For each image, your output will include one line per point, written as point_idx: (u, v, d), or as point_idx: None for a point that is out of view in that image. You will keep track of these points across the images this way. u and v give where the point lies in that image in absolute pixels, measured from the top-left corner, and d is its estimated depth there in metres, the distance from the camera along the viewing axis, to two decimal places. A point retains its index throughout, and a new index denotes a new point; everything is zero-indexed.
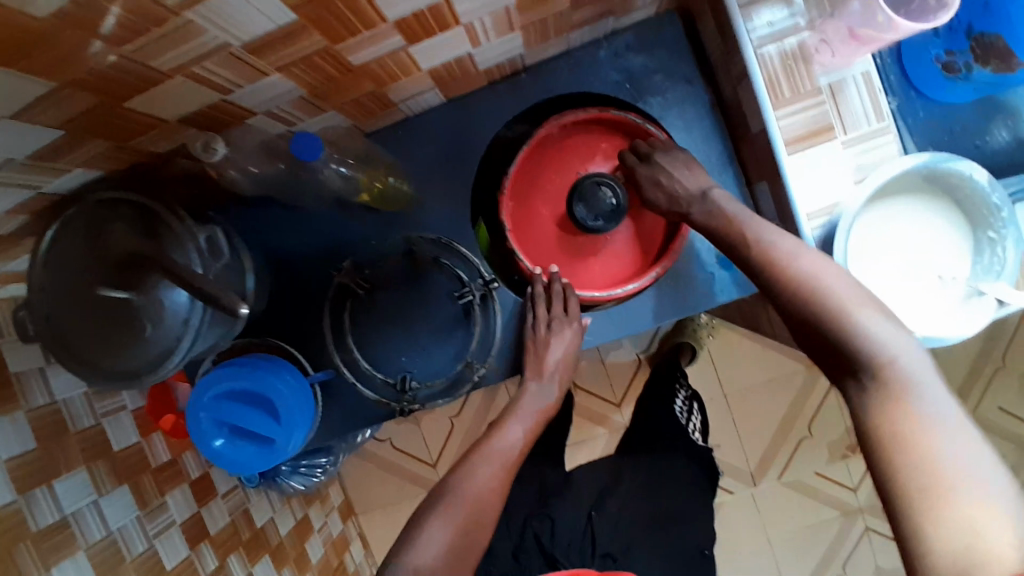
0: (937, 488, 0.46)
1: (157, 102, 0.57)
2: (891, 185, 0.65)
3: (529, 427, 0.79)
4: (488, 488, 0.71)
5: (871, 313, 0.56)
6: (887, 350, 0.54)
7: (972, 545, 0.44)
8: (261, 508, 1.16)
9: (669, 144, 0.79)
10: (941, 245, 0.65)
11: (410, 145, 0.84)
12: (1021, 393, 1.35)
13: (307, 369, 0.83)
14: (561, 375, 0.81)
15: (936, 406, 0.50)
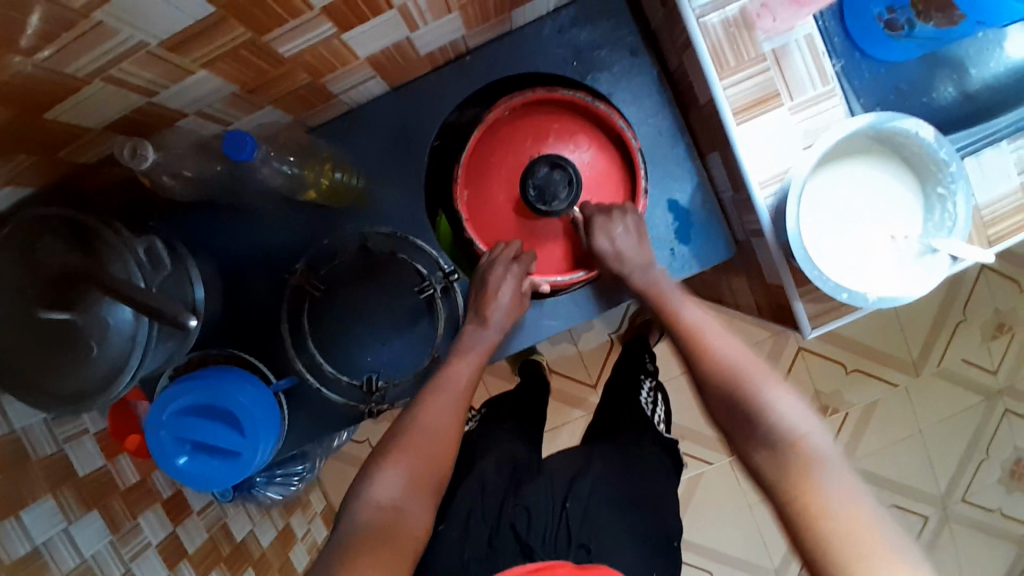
0: (856, 552, 0.52)
1: (76, 111, 0.54)
2: (839, 147, 0.65)
3: (472, 364, 0.73)
4: (439, 428, 0.67)
5: (782, 388, 0.62)
6: (803, 425, 0.60)
7: None
8: (240, 519, 1.14)
9: (620, 121, 0.77)
10: (893, 204, 0.66)
11: (358, 139, 0.81)
12: (983, 342, 1.39)
13: (268, 379, 0.80)
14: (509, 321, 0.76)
15: (849, 479, 0.56)
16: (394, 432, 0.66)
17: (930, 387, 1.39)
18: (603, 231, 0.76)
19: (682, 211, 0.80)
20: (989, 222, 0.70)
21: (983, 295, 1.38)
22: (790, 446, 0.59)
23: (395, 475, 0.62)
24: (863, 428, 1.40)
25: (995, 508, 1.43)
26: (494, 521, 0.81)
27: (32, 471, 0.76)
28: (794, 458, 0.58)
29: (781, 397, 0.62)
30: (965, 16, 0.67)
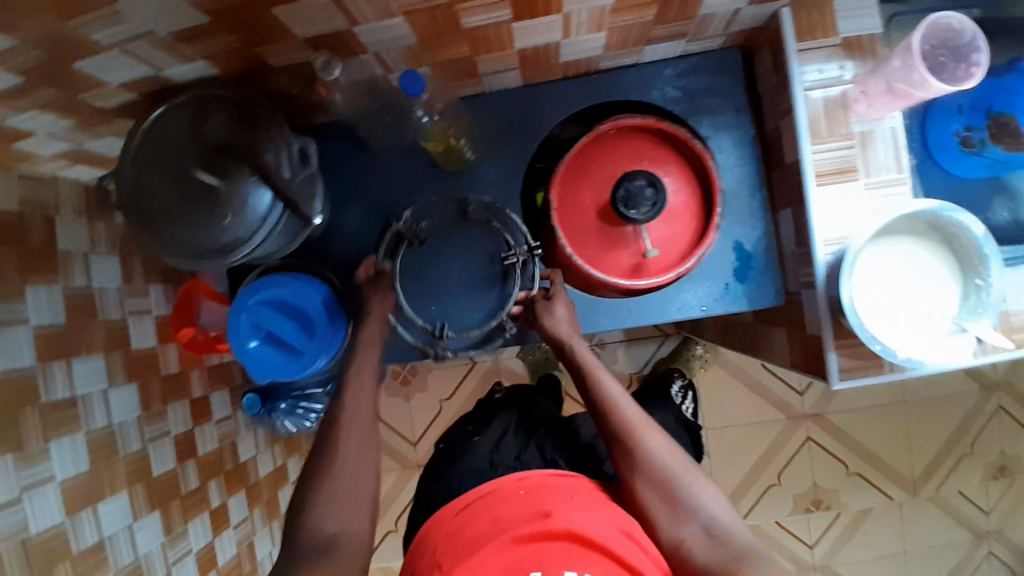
0: (659, 515, 0.69)
1: (293, 16, 0.66)
2: (901, 223, 0.74)
3: (375, 358, 0.81)
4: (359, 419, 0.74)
5: (656, 432, 0.74)
6: (686, 486, 0.69)
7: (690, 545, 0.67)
8: (248, 443, 1.19)
9: (710, 161, 0.87)
10: (938, 285, 0.74)
11: (480, 119, 0.92)
12: (984, 480, 1.42)
13: (343, 300, 0.89)
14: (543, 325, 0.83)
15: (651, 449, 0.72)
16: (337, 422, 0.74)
17: (921, 509, 1.43)
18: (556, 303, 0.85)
19: (745, 254, 0.89)
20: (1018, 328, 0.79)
21: (993, 436, 1.42)
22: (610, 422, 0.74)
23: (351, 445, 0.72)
24: (847, 532, 1.43)
25: None
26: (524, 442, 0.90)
27: (94, 326, 0.85)
28: (673, 510, 0.69)
29: (605, 385, 0.77)
30: None
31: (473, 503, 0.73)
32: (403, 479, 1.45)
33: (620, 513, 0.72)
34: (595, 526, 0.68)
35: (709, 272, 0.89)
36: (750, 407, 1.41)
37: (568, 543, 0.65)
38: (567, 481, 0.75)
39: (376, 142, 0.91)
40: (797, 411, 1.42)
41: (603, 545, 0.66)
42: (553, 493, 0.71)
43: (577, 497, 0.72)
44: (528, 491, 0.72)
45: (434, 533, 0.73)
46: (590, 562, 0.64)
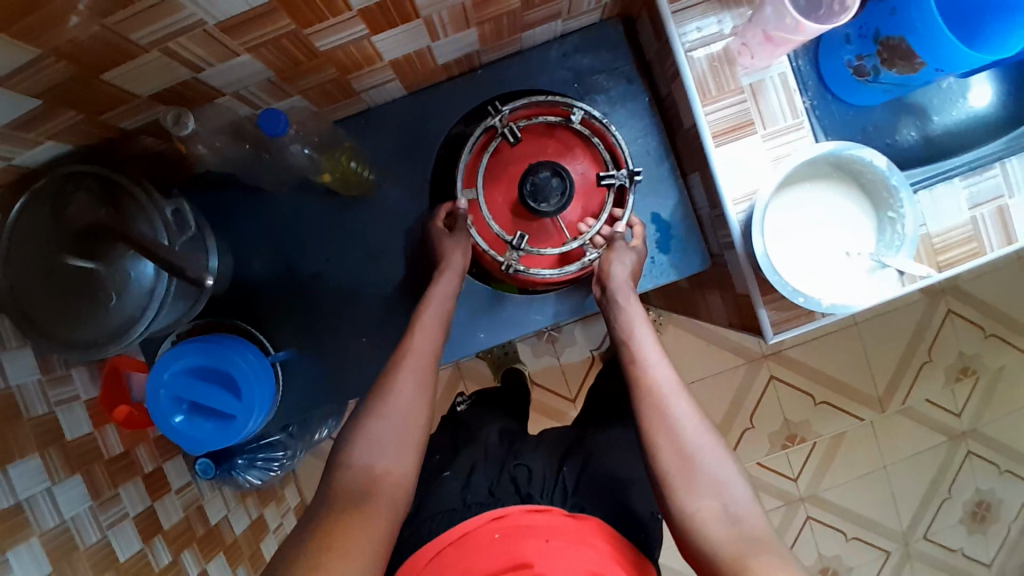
0: (684, 467, 0.62)
1: (133, 76, 0.61)
2: (810, 166, 0.72)
3: (437, 323, 0.73)
4: (417, 405, 0.66)
5: (685, 398, 0.67)
6: (698, 448, 0.63)
7: (710, 503, 0.60)
8: (216, 504, 1.14)
9: (613, 138, 0.84)
10: (850, 224, 0.73)
11: (372, 135, 0.88)
12: (947, 384, 1.46)
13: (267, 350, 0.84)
14: (623, 288, 0.77)
15: (678, 402, 0.66)
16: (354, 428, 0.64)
17: (893, 423, 1.46)
18: (615, 253, 0.79)
19: (663, 224, 0.86)
20: (940, 250, 0.79)
21: (948, 340, 1.45)
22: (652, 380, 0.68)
23: (400, 452, 0.63)
24: (828, 458, 1.46)
25: (957, 548, 1.50)
26: (488, 479, 0.82)
27: (21, 428, 0.79)
28: (683, 463, 0.62)
29: (644, 336, 0.72)
30: (924, 64, 0.78)
31: (446, 550, 0.68)
32: None
33: (599, 555, 0.67)
34: (573, 568, 0.64)
35: None
36: (710, 361, 1.42)
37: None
38: (545, 519, 0.71)
39: (269, 180, 0.85)
40: (757, 354, 1.43)
41: None
42: (527, 539, 0.66)
43: (556, 540, 0.67)
44: (504, 536, 0.68)
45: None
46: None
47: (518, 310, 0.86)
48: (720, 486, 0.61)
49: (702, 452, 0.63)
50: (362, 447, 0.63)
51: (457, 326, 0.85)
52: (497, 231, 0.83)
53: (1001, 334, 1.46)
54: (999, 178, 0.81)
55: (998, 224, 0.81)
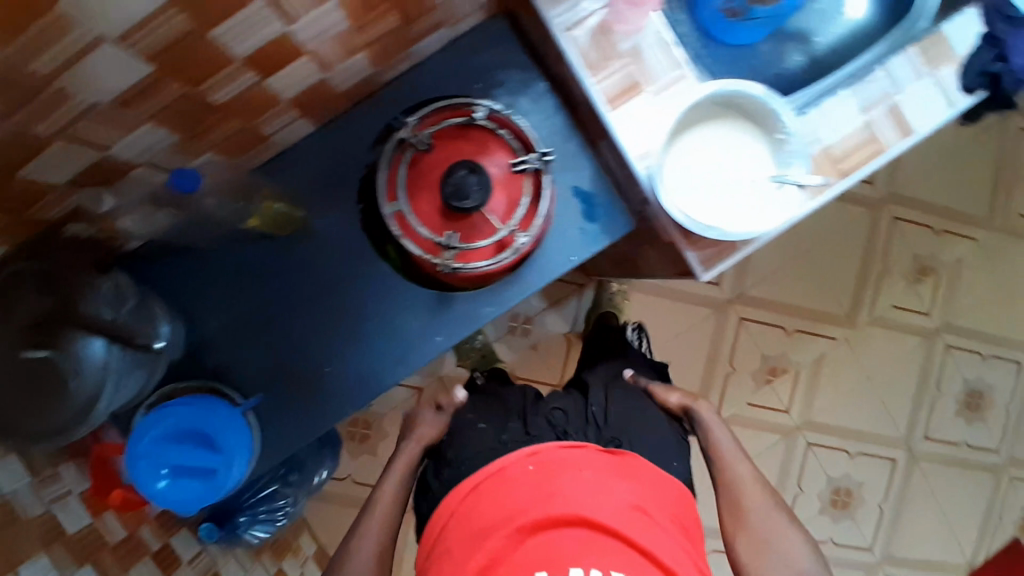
0: (744, 518, 0.79)
1: (44, 167, 0.64)
2: (697, 109, 0.78)
3: (405, 477, 0.86)
4: (378, 546, 0.80)
5: (748, 468, 0.83)
6: (757, 506, 0.79)
7: (770, 540, 0.77)
8: (231, 565, 1.15)
9: (520, 126, 0.87)
10: (749, 154, 0.78)
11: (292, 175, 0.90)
12: (909, 286, 1.51)
13: (235, 399, 0.84)
14: (701, 414, 0.90)
15: (739, 464, 0.84)
16: (343, 557, 0.79)
17: (866, 336, 1.50)
18: None
19: (585, 194, 0.90)
20: (841, 158, 0.83)
21: (900, 245, 1.50)
22: (726, 473, 0.83)
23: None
24: (813, 383, 1.49)
25: (958, 440, 1.55)
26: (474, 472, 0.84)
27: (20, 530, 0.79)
28: (755, 533, 0.77)
29: (719, 431, 0.88)
30: None
31: (482, 484, 0.75)
32: None
33: (636, 485, 0.74)
34: (609, 509, 0.69)
35: (558, 229, 0.90)
36: (680, 318, 1.45)
37: (578, 530, 0.67)
38: (576, 451, 0.76)
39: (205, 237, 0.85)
40: (723, 300, 1.46)
41: (622, 529, 0.68)
42: (562, 473, 0.73)
43: (589, 470, 0.73)
44: (537, 467, 0.74)
45: (439, 514, 0.76)
46: (616, 548, 0.66)
47: (465, 308, 0.88)
48: (777, 540, 0.77)
49: (764, 511, 0.79)
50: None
51: (412, 334, 0.87)
52: (427, 235, 0.83)
53: (949, 228, 1.52)
54: (884, 78, 0.85)
55: (893, 120, 0.84)
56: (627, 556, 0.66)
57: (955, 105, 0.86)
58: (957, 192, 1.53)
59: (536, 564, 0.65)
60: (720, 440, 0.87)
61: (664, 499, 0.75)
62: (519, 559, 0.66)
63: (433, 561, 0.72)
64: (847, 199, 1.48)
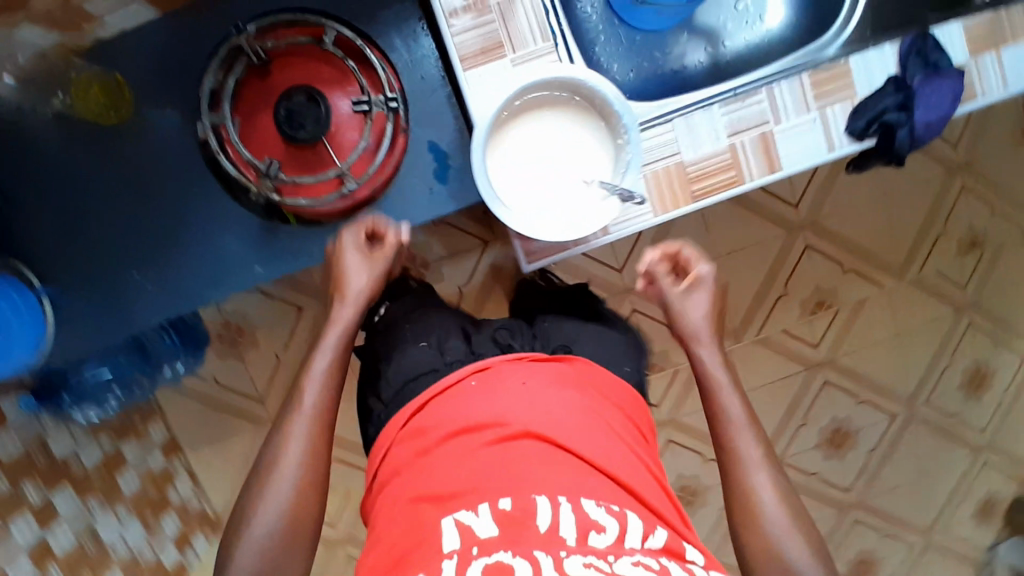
0: (738, 473, 0.71)
1: None
2: (543, 84, 0.76)
3: (326, 390, 0.72)
4: (305, 459, 0.68)
5: (750, 435, 0.73)
6: (749, 462, 0.71)
7: (761, 500, 0.69)
8: (61, 438, 1.14)
9: (377, 60, 0.82)
10: (580, 146, 0.79)
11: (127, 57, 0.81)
12: (804, 316, 1.52)
13: (31, 282, 0.82)
14: (703, 332, 0.81)
15: (727, 401, 0.75)
16: (253, 500, 0.66)
17: (748, 353, 1.51)
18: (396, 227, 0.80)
19: (441, 154, 0.84)
20: (695, 178, 0.80)
21: (805, 273, 1.50)
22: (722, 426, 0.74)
23: (305, 517, 0.66)
24: (689, 386, 1.49)
25: (813, 471, 1.60)
26: None
27: None
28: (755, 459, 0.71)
29: (713, 364, 0.79)
30: None
31: (425, 406, 0.71)
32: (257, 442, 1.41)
33: (587, 400, 0.70)
34: (562, 424, 0.65)
35: (404, 183, 0.85)
36: None
37: (536, 444, 0.63)
38: (522, 364, 0.72)
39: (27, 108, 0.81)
40: (621, 288, 1.43)
41: (568, 446, 0.63)
42: (505, 383, 0.69)
43: (530, 380, 0.70)
44: (479, 380, 0.70)
45: (388, 429, 0.72)
46: (563, 459, 0.62)
47: (287, 244, 0.84)
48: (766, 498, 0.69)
49: (753, 469, 0.71)
50: (257, 505, 0.65)
51: (232, 257, 0.84)
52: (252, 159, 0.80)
53: (858, 269, 1.51)
54: (764, 103, 0.81)
55: (761, 152, 0.81)
56: (590, 472, 0.61)
57: (836, 150, 0.82)
58: (879, 234, 1.51)
59: (497, 481, 0.59)
60: (704, 356, 0.80)
61: (613, 403, 0.73)
62: (477, 470, 0.60)
63: (379, 485, 0.68)
64: (765, 216, 1.46)
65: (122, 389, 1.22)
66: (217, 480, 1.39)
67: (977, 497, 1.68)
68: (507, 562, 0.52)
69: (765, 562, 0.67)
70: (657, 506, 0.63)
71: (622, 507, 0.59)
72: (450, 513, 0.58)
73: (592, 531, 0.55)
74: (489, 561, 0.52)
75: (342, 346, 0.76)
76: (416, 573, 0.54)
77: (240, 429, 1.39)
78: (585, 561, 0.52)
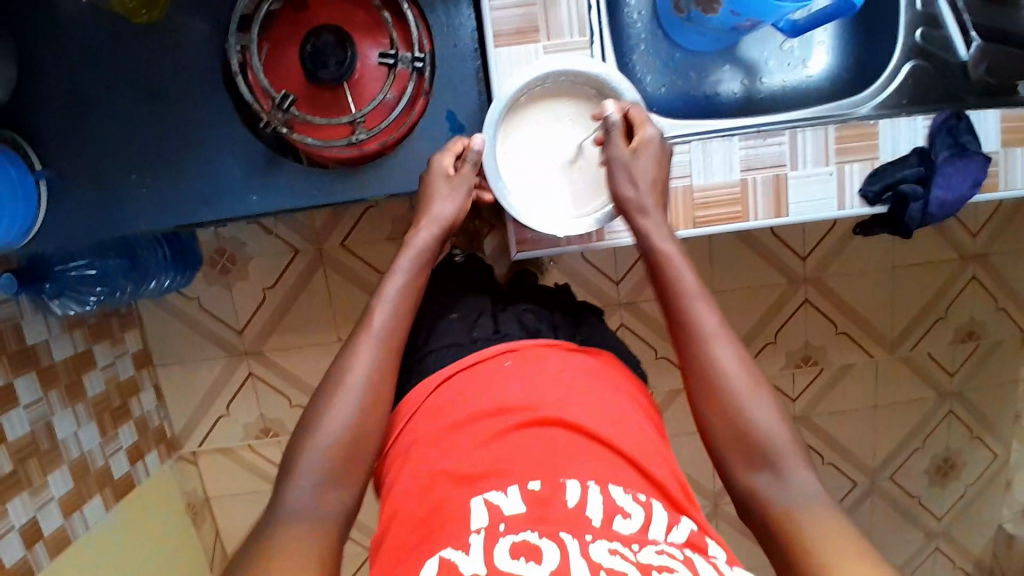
0: (766, 467, 0.60)
1: None
2: (563, 75, 0.77)
3: (381, 353, 0.68)
4: (363, 407, 0.65)
5: (768, 413, 0.62)
6: (780, 454, 0.60)
7: (805, 499, 0.58)
8: (36, 327, 1.14)
9: (413, 17, 0.81)
10: (592, 145, 0.79)
11: None
12: (787, 368, 1.52)
13: (32, 165, 0.83)
14: (699, 308, 0.65)
15: (731, 386, 0.62)
16: (316, 418, 0.64)
17: None
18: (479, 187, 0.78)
19: (457, 126, 0.84)
20: (700, 206, 0.81)
21: (798, 326, 1.49)
22: (732, 418, 0.61)
23: (356, 468, 0.64)
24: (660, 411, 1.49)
25: None
26: None
27: None
28: (787, 454, 0.60)
29: (720, 341, 0.64)
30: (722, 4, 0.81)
31: (455, 375, 0.70)
32: (228, 370, 1.42)
33: (615, 395, 0.68)
34: (594, 411, 0.64)
35: (416, 146, 0.85)
36: None
37: (563, 432, 0.62)
38: (556, 352, 0.71)
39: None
40: (613, 300, 1.42)
41: (598, 438, 0.62)
42: (538, 367, 0.68)
43: (566, 371, 0.68)
44: (513, 362, 0.69)
45: (413, 395, 0.71)
46: (597, 446, 0.61)
47: (289, 181, 0.85)
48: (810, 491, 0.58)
49: (781, 459, 0.60)
50: (307, 461, 0.62)
51: (231, 182, 0.85)
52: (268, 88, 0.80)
53: (851, 333, 1.50)
54: (785, 146, 0.80)
55: (771, 194, 0.81)
56: (620, 461, 0.61)
57: (845, 209, 0.82)
58: (879, 304, 1.49)
59: (523, 467, 0.59)
60: (714, 349, 0.64)
61: (635, 396, 0.71)
62: (502, 454, 0.60)
63: (409, 447, 0.66)
64: (771, 261, 1.45)
65: (105, 290, 1.18)
66: (183, 398, 1.43)
67: None
68: (534, 542, 0.53)
69: (746, 468, 0.61)
70: (689, 500, 0.63)
71: (649, 495, 0.59)
72: (477, 490, 0.58)
73: (618, 516, 0.56)
74: (517, 540, 0.53)
75: (405, 287, 0.72)
76: (444, 545, 0.54)
77: (213, 355, 1.41)
78: (610, 547, 0.53)
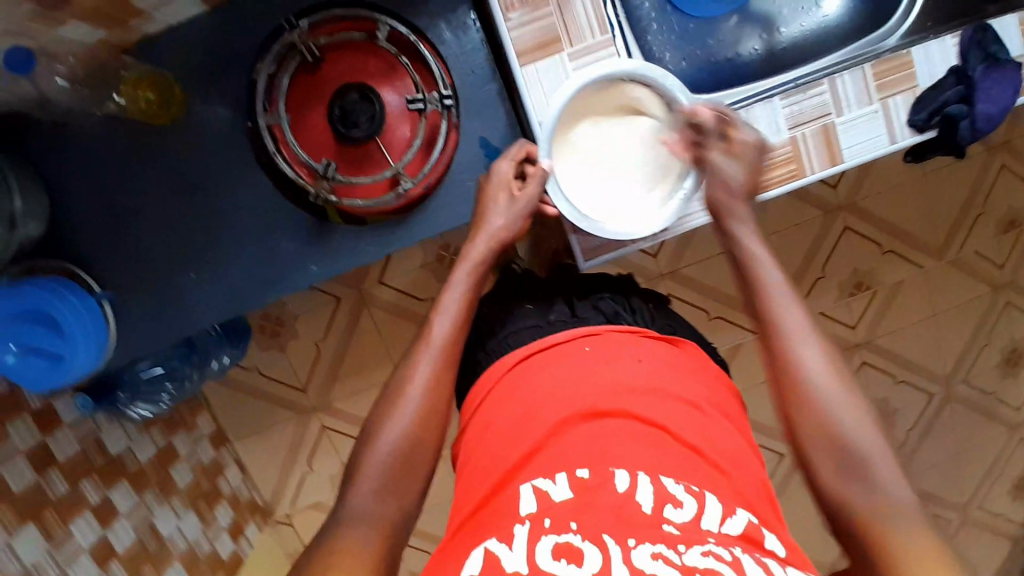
0: (858, 496, 0.56)
1: None
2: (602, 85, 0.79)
3: (443, 364, 0.68)
4: (426, 421, 0.64)
5: (868, 432, 0.59)
6: (875, 480, 0.56)
7: (905, 520, 0.54)
8: (115, 435, 1.14)
9: (428, 54, 0.80)
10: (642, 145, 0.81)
11: (177, 58, 0.81)
12: (841, 298, 1.51)
13: (92, 288, 0.83)
14: (799, 312, 0.65)
15: (829, 407, 0.60)
16: (374, 428, 0.64)
17: None
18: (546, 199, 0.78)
19: (493, 151, 0.84)
20: None
21: (843, 255, 1.48)
22: (824, 436, 0.59)
23: (411, 477, 0.62)
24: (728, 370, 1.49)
25: None
26: None
27: None
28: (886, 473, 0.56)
29: (818, 367, 0.62)
30: None
31: (535, 354, 0.68)
32: (300, 428, 1.44)
33: (686, 380, 0.65)
34: (654, 398, 0.61)
35: (456, 180, 0.84)
36: None
37: (627, 424, 0.58)
38: (627, 335, 0.69)
39: (77, 108, 0.80)
40: (656, 274, 1.41)
41: (665, 429, 0.58)
42: (610, 353, 0.66)
43: (645, 359, 0.66)
44: (594, 347, 0.67)
45: (480, 389, 0.70)
46: (652, 441, 0.57)
47: (340, 242, 0.84)
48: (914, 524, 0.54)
49: (881, 489, 0.56)
50: (366, 468, 0.61)
51: (285, 258, 0.84)
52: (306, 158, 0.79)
53: (897, 249, 1.49)
54: (826, 95, 0.79)
55: (822, 146, 0.80)
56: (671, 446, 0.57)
57: (897, 142, 0.80)
58: (918, 215, 1.48)
59: (579, 457, 0.56)
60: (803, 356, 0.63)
61: (706, 376, 0.68)
62: (562, 447, 0.57)
63: (470, 449, 0.65)
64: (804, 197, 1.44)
65: (173, 383, 1.20)
66: (264, 465, 1.45)
67: (1015, 474, 1.67)
68: (577, 544, 0.48)
69: (834, 480, 0.58)
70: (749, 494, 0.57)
71: (702, 486, 0.53)
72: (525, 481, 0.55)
73: (668, 505, 0.51)
74: (558, 541, 0.48)
75: (455, 305, 0.71)
76: (488, 538, 0.51)
77: (282, 417, 1.42)
78: (653, 550, 0.47)
